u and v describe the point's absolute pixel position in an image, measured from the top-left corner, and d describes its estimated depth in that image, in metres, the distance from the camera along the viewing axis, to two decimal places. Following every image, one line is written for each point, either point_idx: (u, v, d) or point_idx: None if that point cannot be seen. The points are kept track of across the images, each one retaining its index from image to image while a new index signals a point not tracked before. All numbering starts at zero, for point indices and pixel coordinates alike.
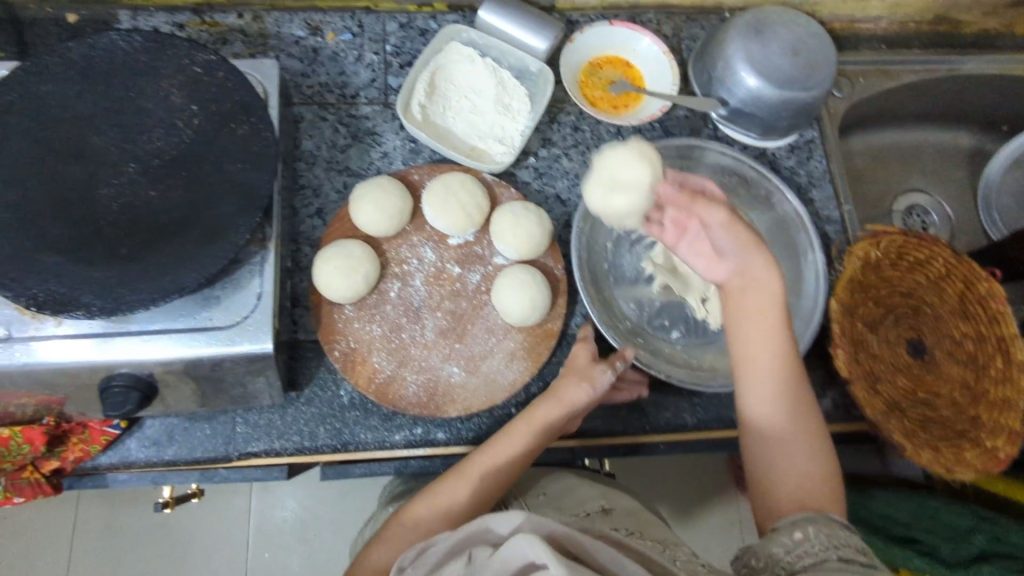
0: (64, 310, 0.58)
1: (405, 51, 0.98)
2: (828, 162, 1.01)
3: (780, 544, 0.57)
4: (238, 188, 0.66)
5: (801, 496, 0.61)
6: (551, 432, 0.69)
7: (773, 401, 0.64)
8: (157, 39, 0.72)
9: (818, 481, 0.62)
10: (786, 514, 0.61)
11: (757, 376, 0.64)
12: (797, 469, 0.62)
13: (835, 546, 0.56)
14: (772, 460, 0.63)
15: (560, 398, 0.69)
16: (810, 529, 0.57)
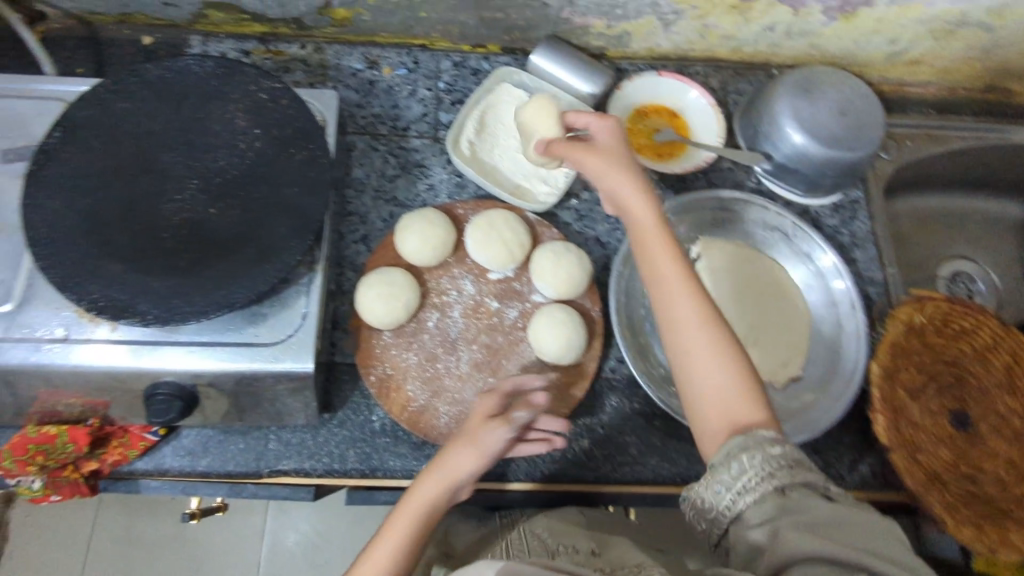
0: (122, 316, 0.61)
1: (457, 89, 1.02)
2: (872, 223, 1.00)
3: (720, 482, 0.55)
4: (293, 211, 0.69)
5: (734, 415, 0.58)
6: (443, 505, 0.64)
7: (687, 313, 0.61)
8: (228, 65, 0.76)
9: (745, 394, 0.59)
10: (726, 439, 0.57)
11: (670, 298, 0.62)
12: (722, 386, 0.59)
13: (771, 474, 0.54)
14: (697, 382, 0.60)
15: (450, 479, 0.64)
16: (745, 458, 0.55)
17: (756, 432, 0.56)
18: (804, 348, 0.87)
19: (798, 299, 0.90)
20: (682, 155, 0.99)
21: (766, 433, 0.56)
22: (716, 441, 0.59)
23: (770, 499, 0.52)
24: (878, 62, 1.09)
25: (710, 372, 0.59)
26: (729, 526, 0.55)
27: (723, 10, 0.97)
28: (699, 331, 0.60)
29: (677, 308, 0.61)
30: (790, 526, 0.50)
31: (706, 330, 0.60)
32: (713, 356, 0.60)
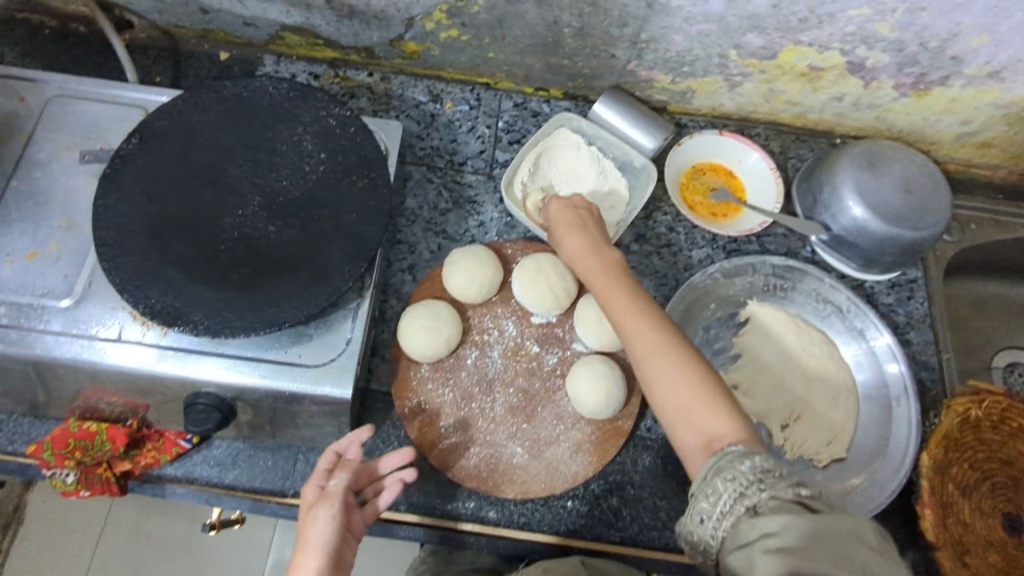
0: (174, 324, 0.62)
1: (516, 129, 1.03)
2: (930, 305, 0.97)
3: (701, 510, 0.55)
4: (350, 237, 0.70)
5: (709, 433, 0.58)
6: None
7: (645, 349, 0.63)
8: (300, 89, 0.78)
9: (714, 408, 0.59)
10: (704, 459, 0.57)
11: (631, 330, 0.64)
12: (691, 407, 0.60)
13: (741, 494, 0.53)
14: (665, 407, 0.61)
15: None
16: (718, 482, 0.55)
17: (726, 449, 0.56)
18: (849, 430, 0.84)
19: (847, 378, 0.86)
20: (735, 219, 0.98)
21: (735, 445, 0.57)
22: (697, 462, 0.59)
23: (743, 519, 0.52)
24: (946, 141, 1.07)
25: (679, 393, 0.60)
26: (719, 554, 0.54)
27: (792, 76, 0.97)
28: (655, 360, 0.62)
29: (639, 337, 0.64)
30: (765, 549, 0.49)
31: (668, 352, 0.62)
32: (680, 375, 0.61)
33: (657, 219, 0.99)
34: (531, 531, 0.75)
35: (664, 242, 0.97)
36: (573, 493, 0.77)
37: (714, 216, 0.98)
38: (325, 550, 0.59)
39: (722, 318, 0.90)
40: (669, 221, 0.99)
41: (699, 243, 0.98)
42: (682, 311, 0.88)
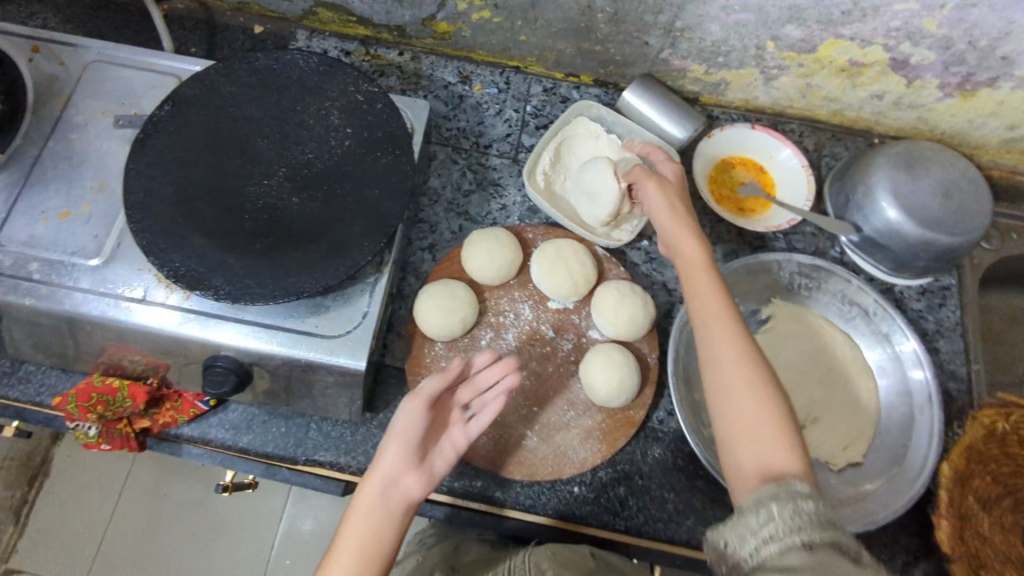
0: (196, 288, 0.63)
1: (544, 114, 1.02)
2: (962, 314, 0.94)
3: (745, 529, 0.53)
4: (372, 212, 0.70)
5: (769, 460, 0.57)
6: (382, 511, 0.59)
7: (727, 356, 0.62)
8: (331, 63, 0.79)
9: (789, 447, 0.58)
10: (758, 485, 0.56)
11: (713, 345, 0.63)
12: (759, 428, 0.59)
13: (798, 529, 0.51)
14: (731, 421, 0.60)
15: (390, 472, 0.60)
16: (772, 508, 0.53)
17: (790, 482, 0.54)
18: (868, 434, 0.82)
19: (869, 381, 0.84)
20: (763, 214, 0.96)
21: (800, 482, 0.55)
22: (748, 487, 0.57)
23: (794, 549, 0.50)
24: (990, 146, 1.03)
25: (754, 423, 0.59)
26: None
27: (831, 71, 0.94)
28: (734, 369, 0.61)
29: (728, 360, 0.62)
30: None
31: (748, 370, 0.61)
32: (762, 411, 0.60)
33: None
34: (535, 513, 0.76)
35: None
36: (580, 479, 0.77)
37: (741, 211, 0.97)
38: (403, 440, 0.61)
39: (743, 315, 0.88)
40: (694, 213, 0.97)
41: (724, 237, 0.96)
42: None
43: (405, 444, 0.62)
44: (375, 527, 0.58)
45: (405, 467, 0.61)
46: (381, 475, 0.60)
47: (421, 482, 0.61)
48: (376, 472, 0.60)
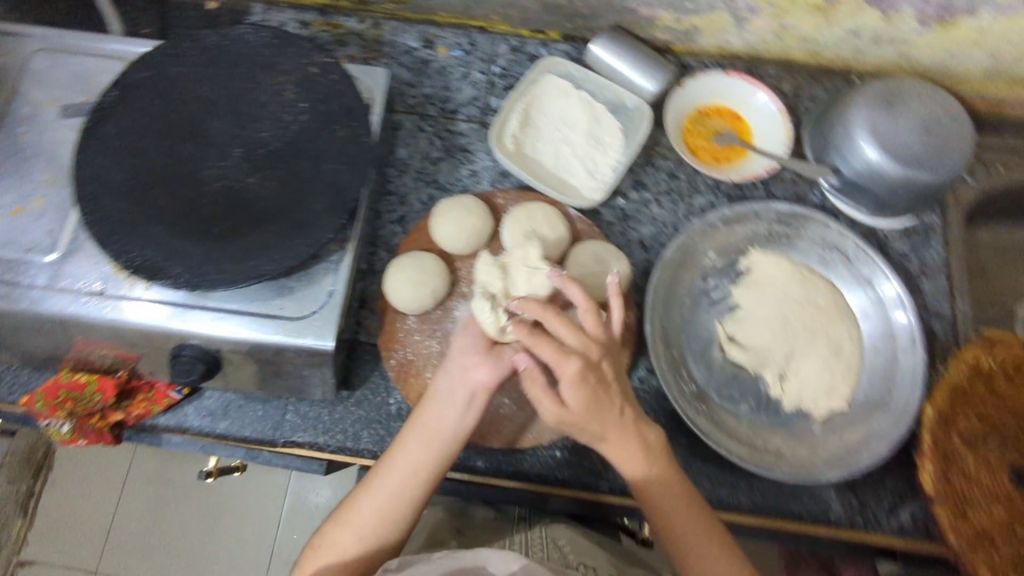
0: (154, 277, 0.62)
1: (512, 74, 0.99)
2: (946, 252, 0.92)
3: None
4: (330, 187, 0.68)
5: None
6: (447, 402, 0.68)
7: (701, 546, 0.68)
8: (282, 37, 0.76)
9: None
10: None
11: (683, 540, 0.68)
12: None
13: None
14: None
15: (457, 371, 0.68)
16: None
17: None
18: (852, 379, 0.80)
19: (852, 327, 0.83)
20: (740, 163, 0.94)
21: None
22: None
23: None
24: (974, 78, 1.00)
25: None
26: None
27: (805, 10, 0.91)
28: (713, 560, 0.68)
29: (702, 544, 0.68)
30: None
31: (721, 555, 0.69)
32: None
33: (657, 165, 0.95)
34: (518, 479, 0.76)
35: (664, 188, 0.94)
36: (561, 443, 0.77)
37: (716, 161, 0.95)
38: (471, 332, 0.71)
39: (722, 267, 0.87)
40: (670, 166, 0.95)
41: (700, 190, 0.94)
42: (677, 259, 0.85)
43: (472, 341, 0.70)
44: (435, 429, 0.67)
45: (470, 364, 0.69)
46: (445, 384, 0.68)
47: (485, 368, 0.68)
48: (441, 381, 0.69)
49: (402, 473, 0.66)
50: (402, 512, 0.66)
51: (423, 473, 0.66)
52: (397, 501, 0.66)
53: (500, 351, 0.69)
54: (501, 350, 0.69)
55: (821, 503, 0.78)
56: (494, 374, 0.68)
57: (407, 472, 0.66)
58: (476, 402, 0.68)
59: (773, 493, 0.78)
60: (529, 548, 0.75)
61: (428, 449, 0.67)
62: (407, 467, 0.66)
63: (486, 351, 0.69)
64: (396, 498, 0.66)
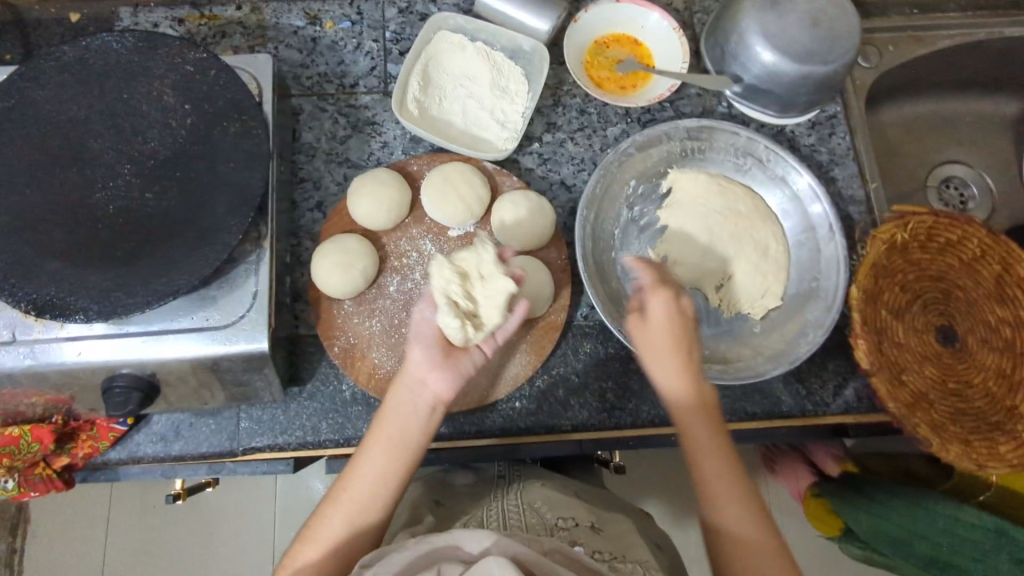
0: (63, 315, 0.59)
1: (405, 37, 0.96)
2: (852, 138, 0.96)
3: None
4: (231, 187, 0.66)
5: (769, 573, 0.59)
6: (407, 411, 0.65)
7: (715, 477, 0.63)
8: (149, 39, 0.71)
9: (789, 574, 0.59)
10: None
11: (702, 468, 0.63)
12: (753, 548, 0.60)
13: None
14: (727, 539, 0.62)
15: (414, 383, 0.66)
16: None
17: None
18: (782, 276, 0.84)
19: (775, 227, 0.86)
20: (645, 88, 0.95)
21: None
22: None
23: None
24: None
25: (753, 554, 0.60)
26: None
27: None
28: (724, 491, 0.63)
29: (723, 496, 0.63)
30: None
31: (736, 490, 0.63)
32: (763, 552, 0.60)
33: (566, 104, 0.95)
34: (483, 436, 0.78)
35: (577, 126, 0.94)
36: (519, 393, 0.79)
37: (623, 89, 0.95)
38: (423, 339, 0.68)
39: (644, 192, 0.89)
40: (579, 103, 0.95)
41: (612, 121, 0.95)
42: (600, 192, 0.86)
43: (427, 352, 0.67)
44: (399, 438, 0.64)
45: (426, 376, 0.66)
46: (399, 394, 0.66)
47: (442, 377, 0.66)
48: (396, 390, 0.66)
49: (365, 482, 0.63)
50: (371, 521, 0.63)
51: (384, 482, 0.64)
52: (365, 510, 0.63)
53: (456, 359, 0.67)
54: (458, 359, 0.68)
55: (773, 398, 0.82)
56: (452, 385, 0.66)
57: (372, 480, 0.63)
58: (434, 413, 0.66)
59: (727, 398, 0.82)
60: (507, 509, 0.73)
61: (388, 456, 0.64)
62: (370, 475, 0.64)
63: (443, 362, 0.67)
64: (364, 506, 0.63)
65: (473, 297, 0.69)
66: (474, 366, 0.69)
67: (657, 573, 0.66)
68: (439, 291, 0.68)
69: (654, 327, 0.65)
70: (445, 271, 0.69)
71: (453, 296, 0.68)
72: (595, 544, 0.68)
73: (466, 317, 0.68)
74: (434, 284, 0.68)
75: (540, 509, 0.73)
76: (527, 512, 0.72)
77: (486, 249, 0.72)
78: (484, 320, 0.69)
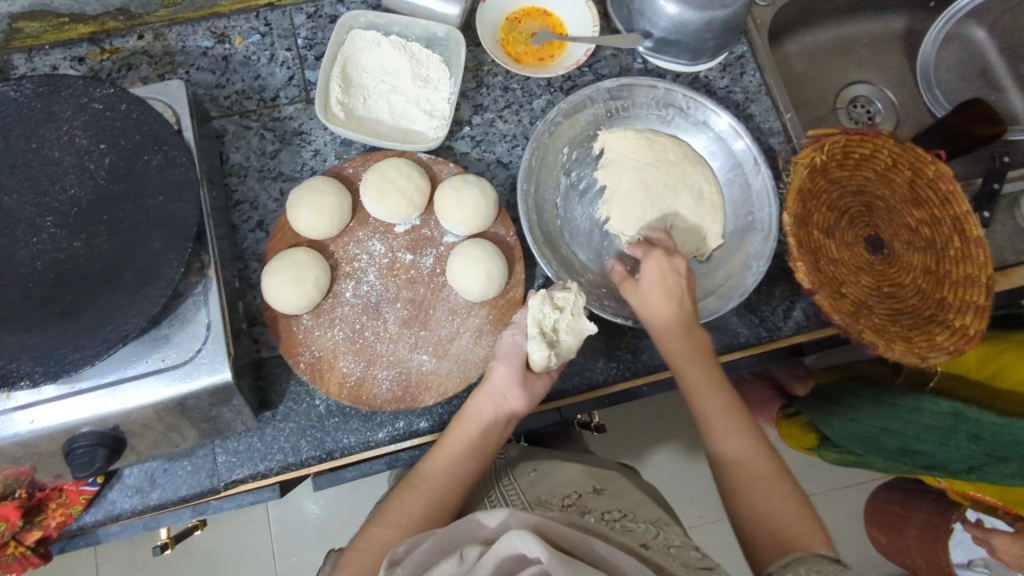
0: (7, 384, 0.56)
1: (319, 42, 0.95)
2: (762, 74, 1.00)
3: None
4: (165, 221, 0.64)
5: (787, 527, 0.61)
6: (494, 427, 0.70)
7: (725, 434, 0.67)
8: (48, 82, 0.67)
9: (806, 522, 0.61)
10: (778, 558, 0.59)
11: (710, 424, 0.68)
12: (771, 504, 0.63)
13: None
14: (744, 498, 0.64)
15: (496, 395, 0.71)
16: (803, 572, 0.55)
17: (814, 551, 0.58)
18: (720, 216, 0.88)
19: (706, 169, 0.89)
20: (562, 56, 0.96)
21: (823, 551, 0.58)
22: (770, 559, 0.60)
23: None
24: None
25: (757, 486, 0.64)
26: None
27: None
28: (739, 449, 0.66)
29: (736, 456, 0.66)
30: None
31: (750, 449, 0.66)
32: (767, 487, 0.64)
33: (488, 84, 0.95)
34: None
35: (503, 103, 0.95)
36: None
37: (541, 61, 0.96)
38: (514, 358, 0.73)
39: (578, 157, 0.91)
40: (501, 81, 0.95)
41: (536, 93, 0.96)
42: (536, 164, 0.88)
43: (510, 370, 0.72)
44: (479, 444, 0.69)
45: (509, 393, 0.71)
46: (493, 409, 0.71)
47: (525, 398, 0.72)
48: (484, 402, 0.71)
49: (446, 475, 0.67)
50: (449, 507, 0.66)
51: (458, 479, 0.67)
52: (440, 505, 0.65)
53: (531, 383, 0.73)
54: (533, 381, 0.73)
55: (730, 332, 0.86)
56: (527, 406, 0.72)
57: (445, 469, 0.67)
58: (508, 426, 0.72)
59: None
60: (509, 502, 0.74)
61: (469, 456, 0.68)
62: (449, 470, 0.67)
63: (523, 383, 0.72)
64: (439, 501, 0.66)
65: (559, 329, 0.73)
66: (546, 386, 0.75)
67: (666, 525, 0.69)
68: (534, 321, 0.72)
69: (651, 282, 0.75)
70: (540, 300, 0.73)
71: (545, 324, 0.73)
72: (602, 506, 0.70)
73: (551, 344, 0.72)
74: (531, 311, 0.73)
75: (542, 489, 0.75)
76: (530, 496, 0.74)
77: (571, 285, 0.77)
78: (564, 350, 0.73)
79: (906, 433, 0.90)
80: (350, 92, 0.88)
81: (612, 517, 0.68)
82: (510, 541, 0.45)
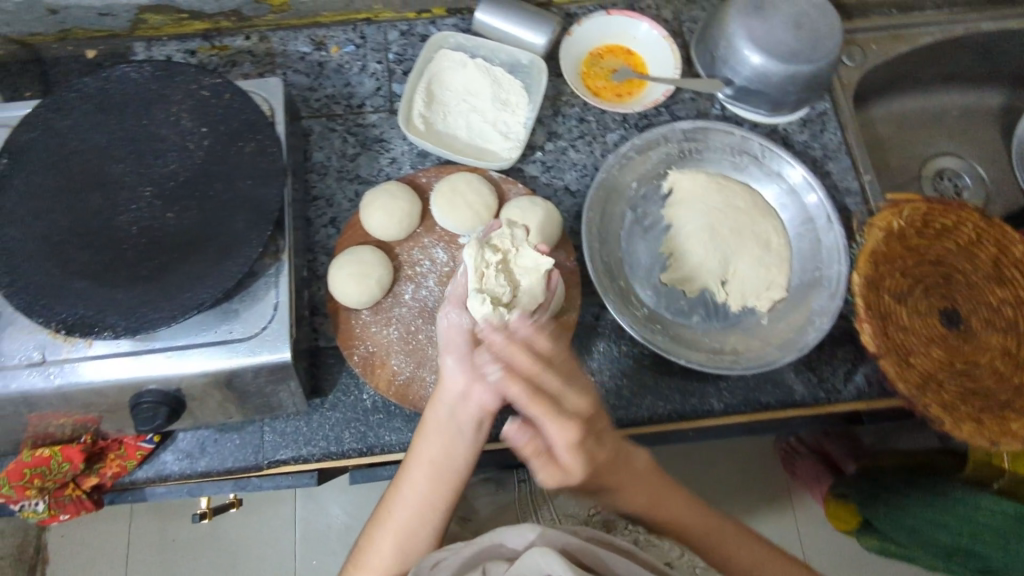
0: (92, 333, 0.60)
1: (408, 57, 0.99)
2: (843, 133, 0.99)
3: None
4: (250, 203, 0.67)
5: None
6: (450, 436, 0.66)
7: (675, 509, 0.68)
8: (166, 67, 0.73)
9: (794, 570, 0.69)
10: None
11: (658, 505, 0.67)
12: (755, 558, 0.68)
13: None
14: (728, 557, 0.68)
15: (454, 399, 0.66)
16: None
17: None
18: (785, 267, 0.87)
19: (774, 220, 0.89)
20: (640, 94, 0.98)
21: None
22: None
23: None
24: None
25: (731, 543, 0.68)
26: None
27: None
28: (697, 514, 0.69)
29: (697, 521, 0.68)
30: None
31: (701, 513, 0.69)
32: (744, 543, 0.69)
33: (565, 113, 0.97)
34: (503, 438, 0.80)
35: (577, 133, 0.96)
36: None
37: (619, 97, 0.98)
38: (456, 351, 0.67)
39: (647, 194, 0.92)
40: (578, 112, 0.97)
41: (611, 126, 0.97)
42: (604, 195, 0.89)
43: (459, 362, 0.66)
44: (442, 459, 0.66)
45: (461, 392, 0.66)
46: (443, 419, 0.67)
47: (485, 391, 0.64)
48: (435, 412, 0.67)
49: (412, 501, 0.65)
50: (422, 528, 0.65)
51: (433, 500, 0.66)
52: (412, 534, 0.65)
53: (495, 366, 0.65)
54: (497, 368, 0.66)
55: (785, 387, 0.84)
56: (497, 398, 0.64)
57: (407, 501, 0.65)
58: (481, 425, 0.67)
59: (740, 389, 0.84)
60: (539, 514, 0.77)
61: (428, 480, 0.66)
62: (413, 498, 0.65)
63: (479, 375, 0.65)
64: (411, 531, 0.65)
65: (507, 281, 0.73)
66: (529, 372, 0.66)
67: None
68: (473, 271, 0.71)
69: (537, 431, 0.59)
70: (480, 250, 0.72)
71: (486, 272, 0.72)
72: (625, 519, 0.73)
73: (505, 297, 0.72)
74: (469, 263, 0.71)
75: (572, 507, 0.77)
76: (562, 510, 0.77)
77: (515, 229, 0.76)
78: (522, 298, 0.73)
79: (961, 531, 0.86)
80: (433, 103, 0.92)
81: (636, 528, 0.69)
82: (534, 560, 0.46)
